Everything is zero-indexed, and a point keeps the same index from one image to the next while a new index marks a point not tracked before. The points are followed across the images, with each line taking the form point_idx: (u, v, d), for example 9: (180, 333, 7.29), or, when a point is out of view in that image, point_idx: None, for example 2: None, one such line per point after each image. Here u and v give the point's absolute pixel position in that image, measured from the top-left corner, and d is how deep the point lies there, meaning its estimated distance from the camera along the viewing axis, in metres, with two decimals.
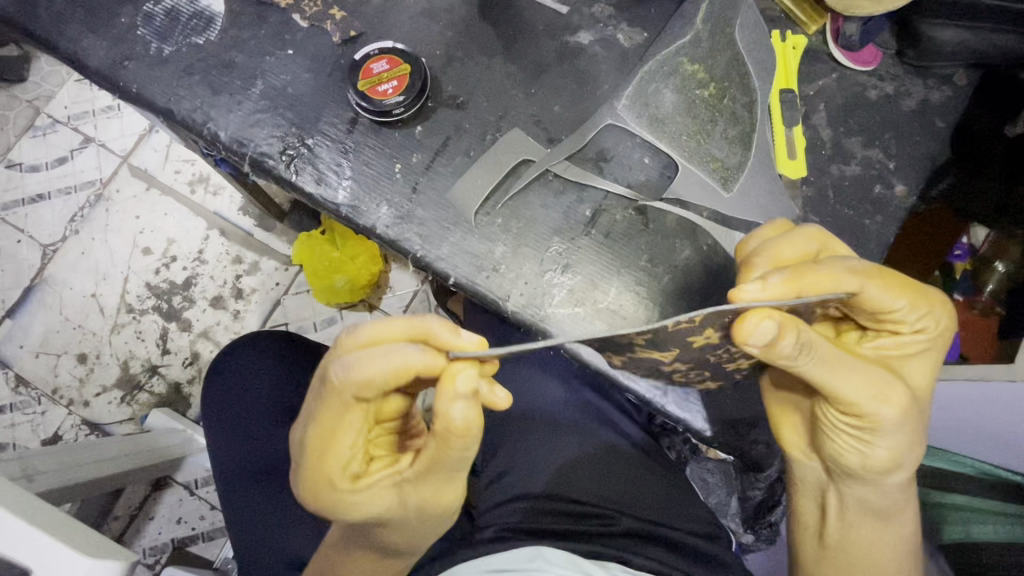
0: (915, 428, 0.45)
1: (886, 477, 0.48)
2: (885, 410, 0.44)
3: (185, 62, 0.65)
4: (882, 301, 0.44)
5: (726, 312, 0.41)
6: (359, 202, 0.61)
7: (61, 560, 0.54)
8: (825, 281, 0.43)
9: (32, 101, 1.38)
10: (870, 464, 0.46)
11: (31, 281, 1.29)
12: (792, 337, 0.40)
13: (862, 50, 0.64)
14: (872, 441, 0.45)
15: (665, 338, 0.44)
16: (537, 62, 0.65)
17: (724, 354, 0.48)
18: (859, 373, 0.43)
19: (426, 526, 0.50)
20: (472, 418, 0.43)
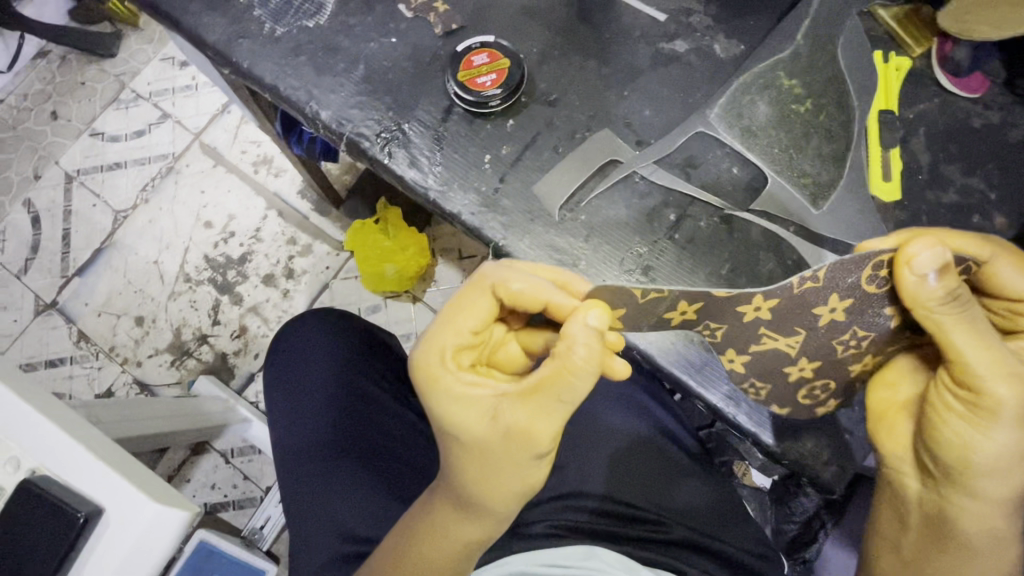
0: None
1: (993, 475, 0.44)
2: (1005, 390, 0.43)
3: (294, 43, 0.68)
4: (1016, 284, 0.47)
5: (850, 280, 0.48)
6: (447, 189, 0.63)
7: (134, 502, 0.62)
8: (971, 244, 0.46)
9: (120, 75, 1.47)
10: (977, 453, 0.44)
11: (101, 244, 1.37)
12: (950, 278, 0.44)
13: (970, 77, 0.62)
14: (981, 419, 0.43)
15: (793, 311, 0.50)
16: (631, 66, 0.65)
17: (850, 347, 0.53)
18: (984, 338, 0.44)
19: (509, 467, 0.45)
20: (593, 347, 0.43)
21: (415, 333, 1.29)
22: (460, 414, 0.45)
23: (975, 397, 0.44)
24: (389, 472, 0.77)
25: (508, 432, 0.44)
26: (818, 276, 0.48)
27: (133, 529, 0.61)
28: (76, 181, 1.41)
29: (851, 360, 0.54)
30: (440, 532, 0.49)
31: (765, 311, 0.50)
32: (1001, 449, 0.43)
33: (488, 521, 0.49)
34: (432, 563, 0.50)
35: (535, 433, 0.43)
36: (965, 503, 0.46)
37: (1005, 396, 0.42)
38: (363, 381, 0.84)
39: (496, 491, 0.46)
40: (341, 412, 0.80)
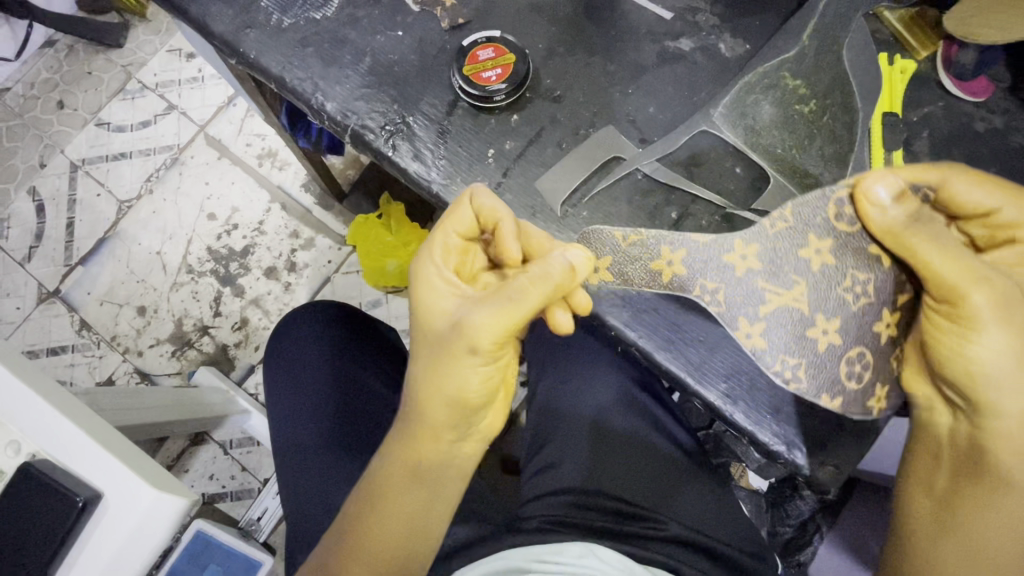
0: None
1: (1007, 388, 0.43)
2: (982, 294, 0.43)
3: (301, 35, 0.68)
4: (976, 199, 0.48)
5: (817, 218, 0.54)
6: (451, 182, 0.63)
7: (132, 488, 0.62)
8: (919, 169, 0.50)
9: (126, 66, 1.47)
10: (975, 362, 0.44)
11: (105, 233, 1.38)
12: (908, 202, 0.50)
13: (974, 80, 0.63)
14: (970, 328, 0.44)
15: (777, 258, 0.54)
16: (636, 64, 0.66)
17: (857, 294, 0.53)
18: (947, 247, 0.46)
19: (458, 367, 0.48)
20: (552, 270, 0.47)
21: None
22: (430, 311, 0.49)
23: (956, 307, 0.45)
24: None
25: (461, 325, 0.47)
26: (790, 217, 0.54)
27: (131, 515, 0.62)
28: (81, 170, 1.42)
29: (868, 313, 0.53)
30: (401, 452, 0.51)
31: (754, 259, 0.54)
32: (1001, 356, 0.43)
33: (437, 429, 0.51)
34: (393, 483, 0.52)
35: (478, 335, 0.46)
36: (989, 428, 0.44)
37: (981, 300, 0.43)
38: (363, 374, 0.84)
39: (445, 392, 0.48)
40: (341, 404, 0.80)
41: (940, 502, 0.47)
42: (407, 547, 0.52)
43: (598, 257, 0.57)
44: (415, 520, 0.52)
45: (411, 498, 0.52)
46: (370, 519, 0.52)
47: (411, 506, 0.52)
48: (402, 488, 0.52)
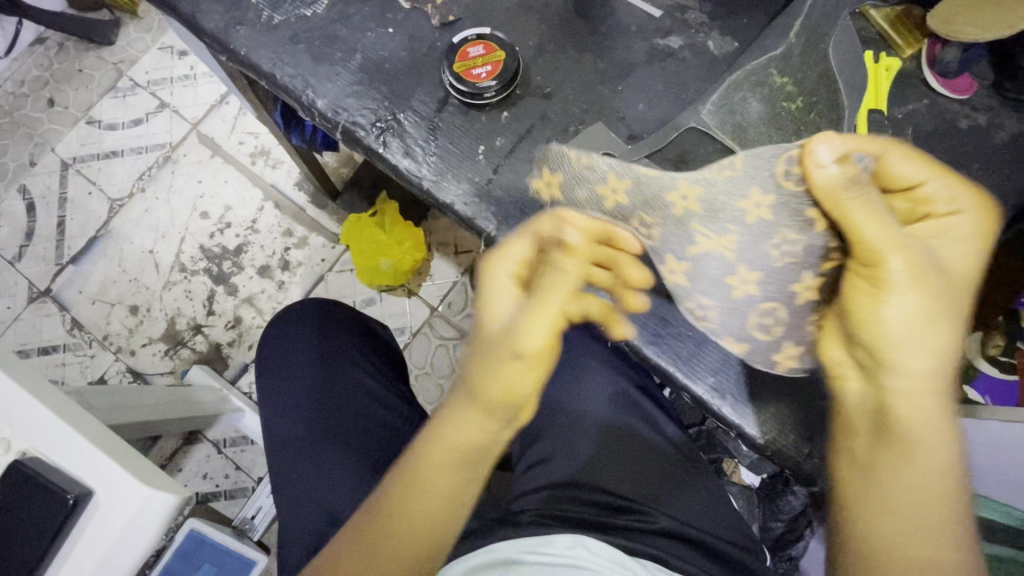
0: (937, 286, 0.45)
1: (911, 346, 0.45)
2: (899, 261, 0.45)
3: (292, 31, 0.68)
4: (907, 172, 0.49)
5: (764, 174, 0.57)
6: (442, 178, 0.64)
7: (123, 485, 0.62)
8: (857, 138, 0.50)
9: (117, 63, 1.47)
10: (887, 322, 0.45)
11: (96, 232, 1.37)
12: (852, 164, 0.49)
13: (958, 78, 0.63)
14: (883, 287, 0.46)
15: (717, 203, 0.58)
16: (624, 61, 0.66)
17: (781, 250, 0.56)
18: (878, 213, 0.46)
19: (503, 365, 0.48)
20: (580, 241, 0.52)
21: (410, 327, 1.30)
22: (489, 308, 0.51)
23: (874, 269, 0.46)
24: (379, 462, 0.77)
25: (508, 332, 0.48)
26: (739, 164, 0.58)
27: (122, 512, 0.62)
28: (72, 168, 1.41)
29: (793, 274, 0.56)
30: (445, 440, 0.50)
31: (693, 203, 0.59)
32: (910, 317, 0.45)
33: (484, 419, 0.50)
34: (433, 473, 0.50)
35: (529, 334, 0.47)
36: (896, 387, 0.45)
37: (897, 265, 0.45)
38: (355, 371, 0.84)
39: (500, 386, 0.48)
40: (332, 401, 0.80)
41: (863, 466, 0.46)
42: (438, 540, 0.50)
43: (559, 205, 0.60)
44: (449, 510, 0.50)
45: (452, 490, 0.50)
46: (404, 512, 0.50)
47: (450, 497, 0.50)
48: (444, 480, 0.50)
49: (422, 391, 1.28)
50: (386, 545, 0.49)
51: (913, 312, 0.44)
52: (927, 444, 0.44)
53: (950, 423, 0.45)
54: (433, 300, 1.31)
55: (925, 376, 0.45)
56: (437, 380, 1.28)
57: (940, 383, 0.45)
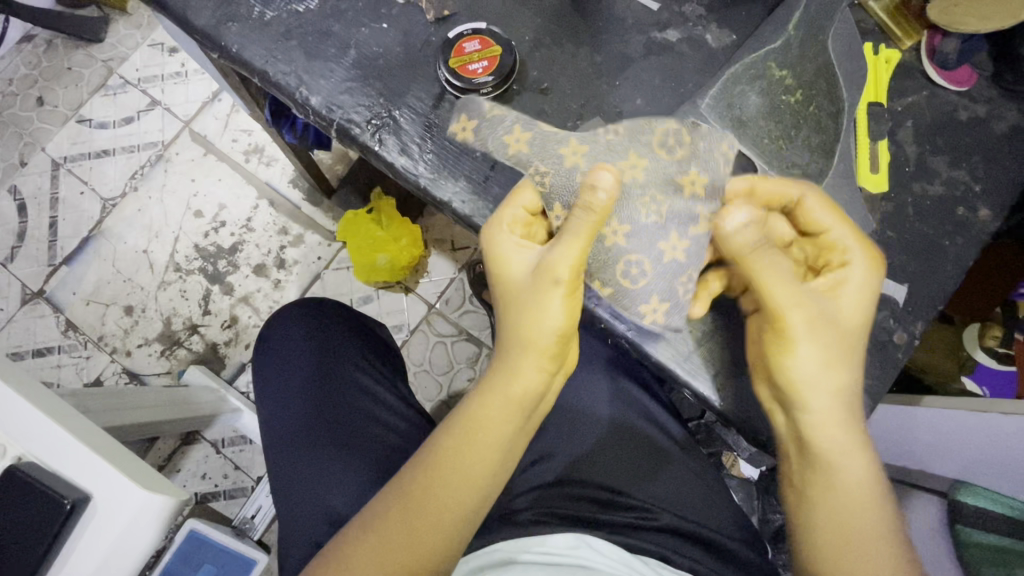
0: (833, 335, 0.50)
1: (816, 387, 0.50)
2: (796, 316, 0.50)
3: (285, 27, 0.67)
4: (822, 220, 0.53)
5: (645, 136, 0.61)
6: (438, 176, 0.63)
7: (119, 488, 0.62)
8: (781, 185, 0.55)
9: (107, 61, 1.44)
10: (790, 369, 0.50)
11: (90, 232, 1.35)
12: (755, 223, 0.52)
13: (957, 70, 0.63)
14: (774, 330, 0.51)
15: (601, 156, 0.60)
16: (622, 55, 0.65)
17: (654, 210, 0.59)
18: (781, 272, 0.50)
19: (548, 299, 0.52)
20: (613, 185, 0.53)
21: (408, 324, 1.29)
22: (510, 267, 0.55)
23: (776, 322, 0.51)
24: (379, 461, 0.76)
25: (541, 266, 0.53)
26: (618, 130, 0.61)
27: (119, 515, 0.61)
28: (63, 168, 1.39)
29: (662, 230, 0.59)
30: (497, 387, 0.54)
31: (578, 155, 0.60)
32: (807, 363, 0.50)
33: (534, 366, 0.53)
34: (487, 414, 0.54)
35: (560, 261, 0.52)
36: (808, 424, 0.51)
37: (795, 318, 0.50)
38: (353, 369, 0.83)
39: (544, 332, 0.53)
40: (329, 400, 0.79)
41: (796, 481, 0.53)
42: (490, 477, 0.54)
43: (494, 164, 0.63)
44: (500, 450, 0.54)
45: (501, 429, 0.54)
46: (460, 449, 0.53)
47: (501, 434, 0.54)
48: (495, 421, 0.54)
49: (421, 388, 1.27)
50: (438, 481, 0.52)
51: (807, 361, 0.50)
52: (839, 460, 0.51)
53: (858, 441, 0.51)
54: (431, 297, 1.31)
55: (823, 401, 0.50)
56: (436, 376, 1.27)
57: (844, 416, 0.51)
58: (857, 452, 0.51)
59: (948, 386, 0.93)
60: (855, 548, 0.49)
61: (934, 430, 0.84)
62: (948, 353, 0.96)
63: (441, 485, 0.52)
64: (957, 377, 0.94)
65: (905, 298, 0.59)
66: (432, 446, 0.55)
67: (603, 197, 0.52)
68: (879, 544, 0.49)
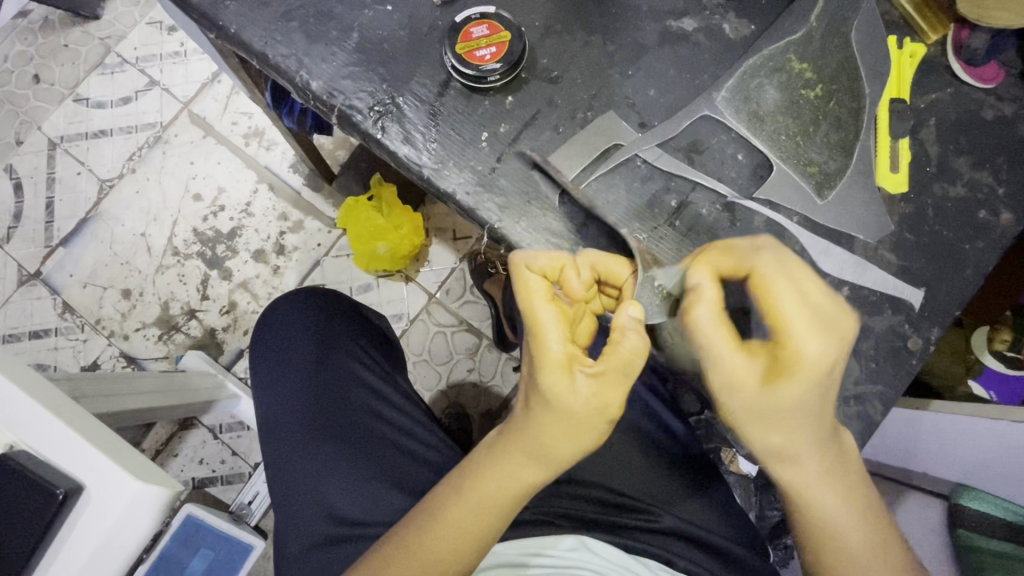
0: (772, 407, 0.45)
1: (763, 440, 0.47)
2: (740, 390, 0.46)
3: (285, 8, 0.64)
4: (783, 285, 0.45)
5: (676, 149, 0.60)
6: (442, 166, 0.61)
7: (114, 479, 0.60)
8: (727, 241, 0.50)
9: (104, 39, 1.41)
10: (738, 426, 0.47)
11: (86, 214, 1.33)
12: (701, 295, 0.47)
13: (984, 66, 0.61)
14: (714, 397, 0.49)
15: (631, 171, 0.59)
16: (636, 43, 0.63)
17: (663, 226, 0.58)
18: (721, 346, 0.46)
19: (580, 418, 0.48)
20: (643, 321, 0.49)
21: (408, 314, 1.28)
22: (553, 374, 0.48)
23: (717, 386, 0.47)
24: (377, 455, 0.75)
25: (582, 391, 0.48)
26: (653, 144, 0.60)
27: (114, 505, 0.60)
28: (60, 148, 1.36)
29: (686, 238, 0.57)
30: (509, 474, 0.52)
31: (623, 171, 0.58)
32: (744, 422, 0.47)
33: (546, 467, 0.52)
34: (499, 492, 0.52)
35: (601, 392, 0.48)
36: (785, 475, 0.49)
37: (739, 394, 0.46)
38: (352, 362, 0.82)
39: (568, 443, 0.50)
40: (327, 394, 0.78)
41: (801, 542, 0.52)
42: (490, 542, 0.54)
43: (504, 158, 0.61)
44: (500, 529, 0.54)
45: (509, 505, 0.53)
46: (467, 515, 0.52)
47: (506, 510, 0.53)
48: (498, 499, 0.52)
49: (420, 377, 1.26)
50: (435, 541, 0.52)
51: (751, 428, 0.47)
52: (835, 512, 0.49)
53: (852, 487, 0.49)
54: (430, 286, 1.29)
55: (783, 461, 0.48)
56: (435, 367, 1.26)
57: (822, 476, 0.48)
58: (841, 510, 0.49)
59: (954, 390, 0.92)
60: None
61: (943, 436, 0.81)
62: (955, 355, 0.94)
63: (436, 540, 0.52)
64: (963, 381, 0.92)
65: (922, 303, 0.58)
66: (440, 500, 0.54)
67: (634, 326, 0.49)
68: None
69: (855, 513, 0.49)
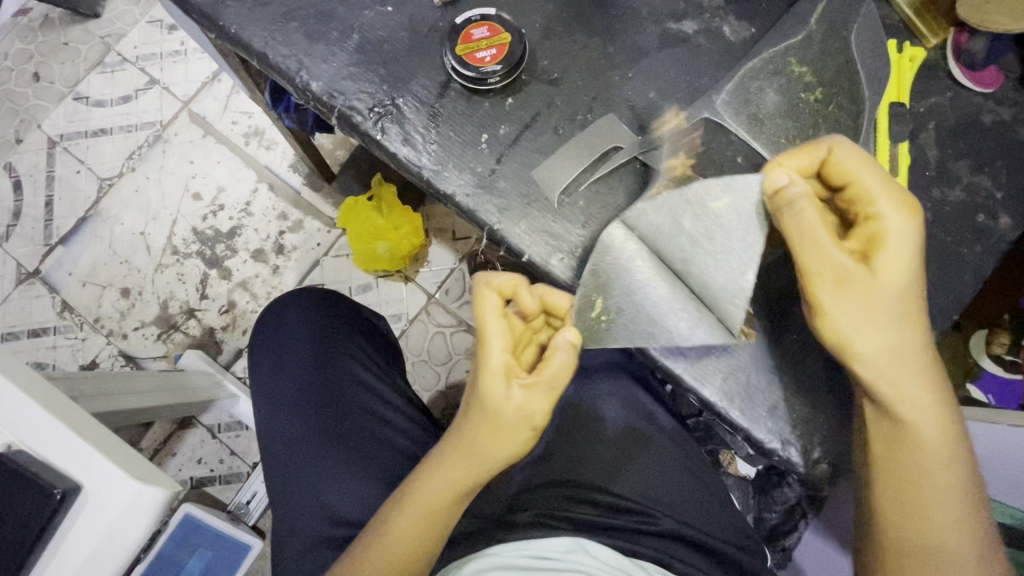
0: (871, 293, 0.48)
1: (869, 341, 0.48)
2: (859, 274, 0.47)
3: (285, 9, 0.64)
4: (857, 167, 0.49)
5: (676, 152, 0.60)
6: (442, 167, 0.61)
7: (113, 480, 0.60)
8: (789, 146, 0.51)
9: (104, 37, 1.41)
10: (846, 328, 0.48)
11: (86, 213, 1.33)
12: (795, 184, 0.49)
13: (984, 70, 0.61)
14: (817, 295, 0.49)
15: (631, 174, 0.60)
16: (637, 45, 0.63)
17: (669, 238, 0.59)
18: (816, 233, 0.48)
19: (509, 429, 0.51)
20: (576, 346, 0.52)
21: (407, 314, 1.28)
22: (490, 383, 0.51)
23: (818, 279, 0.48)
24: (376, 456, 0.75)
25: (513, 404, 0.51)
26: (653, 148, 0.60)
27: (113, 505, 0.60)
28: (59, 146, 1.36)
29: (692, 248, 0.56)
30: (446, 481, 0.54)
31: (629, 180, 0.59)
32: (850, 317, 0.48)
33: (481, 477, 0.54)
34: (440, 498, 0.54)
35: (530, 405, 0.51)
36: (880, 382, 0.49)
37: (832, 283, 0.48)
38: (351, 362, 0.82)
39: (498, 452, 0.53)
40: (326, 394, 0.78)
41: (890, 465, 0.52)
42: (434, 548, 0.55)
43: (504, 159, 0.61)
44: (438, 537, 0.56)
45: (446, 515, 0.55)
46: (413, 520, 0.54)
47: (442, 521, 0.55)
48: (440, 508, 0.55)
49: (419, 378, 1.26)
50: (381, 550, 0.54)
51: (851, 327, 0.48)
52: (924, 417, 0.50)
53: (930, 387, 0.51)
54: (430, 287, 1.29)
55: (882, 363, 0.49)
56: (434, 367, 1.26)
57: (918, 371, 0.50)
58: (935, 413, 0.50)
59: (953, 393, 0.92)
60: (927, 503, 0.51)
61: None
62: (954, 359, 0.94)
63: (383, 546, 0.54)
64: (961, 384, 0.92)
65: (921, 307, 0.58)
66: (392, 504, 0.56)
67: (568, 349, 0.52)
68: (951, 494, 0.50)
69: (939, 411, 0.51)
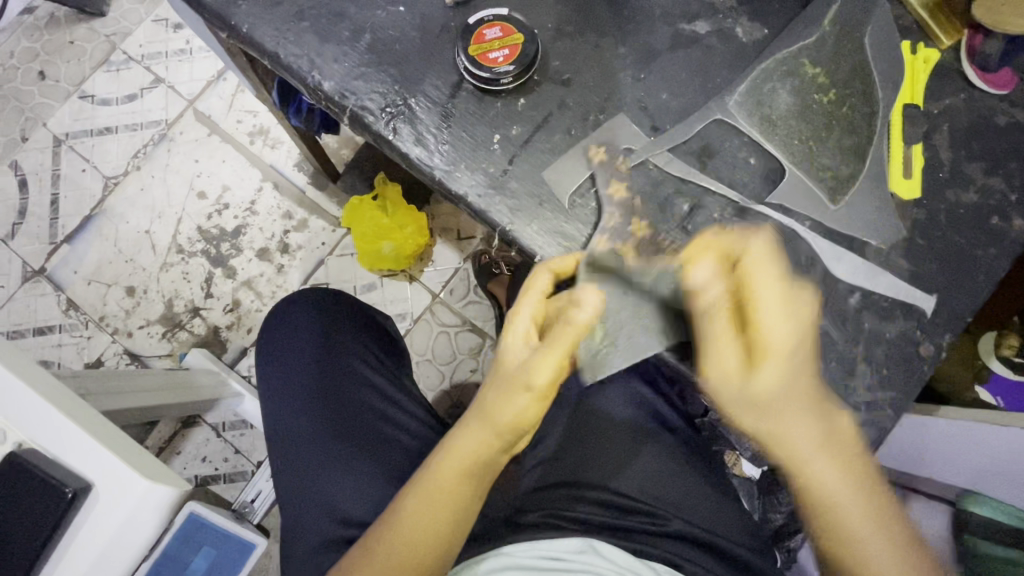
0: (757, 379, 0.49)
1: (760, 417, 0.49)
2: (730, 362, 0.50)
3: (296, 9, 0.64)
4: (761, 266, 0.50)
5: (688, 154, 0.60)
6: (453, 168, 0.61)
7: (120, 479, 0.60)
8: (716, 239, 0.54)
9: (110, 36, 1.41)
10: (734, 411, 0.50)
11: (91, 211, 1.33)
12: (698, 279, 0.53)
13: (997, 73, 0.61)
14: (700, 385, 0.53)
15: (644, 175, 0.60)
16: (649, 46, 0.63)
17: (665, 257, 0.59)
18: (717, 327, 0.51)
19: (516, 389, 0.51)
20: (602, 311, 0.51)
21: (412, 313, 1.28)
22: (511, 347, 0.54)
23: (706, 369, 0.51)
24: (384, 456, 0.75)
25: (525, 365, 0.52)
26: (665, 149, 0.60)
27: (121, 504, 0.60)
28: (65, 144, 1.36)
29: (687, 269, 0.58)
30: (462, 452, 0.54)
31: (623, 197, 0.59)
32: (734, 399, 0.50)
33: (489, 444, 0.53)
34: (455, 473, 0.54)
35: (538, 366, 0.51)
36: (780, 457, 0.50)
37: (720, 369, 0.50)
38: (360, 362, 0.82)
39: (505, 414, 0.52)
40: (334, 393, 0.78)
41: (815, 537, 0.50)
42: (444, 528, 0.54)
43: (515, 160, 0.61)
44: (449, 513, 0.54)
45: (457, 492, 0.54)
46: (427, 493, 0.54)
47: (455, 499, 0.54)
48: (453, 477, 0.54)
49: (424, 377, 1.26)
50: (397, 525, 0.54)
51: (740, 411, 0.50)
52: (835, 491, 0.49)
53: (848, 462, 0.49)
54: (435, 286, 1.29)
55: (776, 438, 0.49)
56: (438, 366, 1.26)
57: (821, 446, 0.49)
58: (843, 487, 0.48)
59: (961, 395, 0.91)
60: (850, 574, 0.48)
61: (948, 442, 0.80)
62: (963, 362, 0.94)
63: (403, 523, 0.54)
64: (970, 387, 0.92)
65: (933, 310, 0.58)
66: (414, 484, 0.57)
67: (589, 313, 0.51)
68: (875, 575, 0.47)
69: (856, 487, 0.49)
